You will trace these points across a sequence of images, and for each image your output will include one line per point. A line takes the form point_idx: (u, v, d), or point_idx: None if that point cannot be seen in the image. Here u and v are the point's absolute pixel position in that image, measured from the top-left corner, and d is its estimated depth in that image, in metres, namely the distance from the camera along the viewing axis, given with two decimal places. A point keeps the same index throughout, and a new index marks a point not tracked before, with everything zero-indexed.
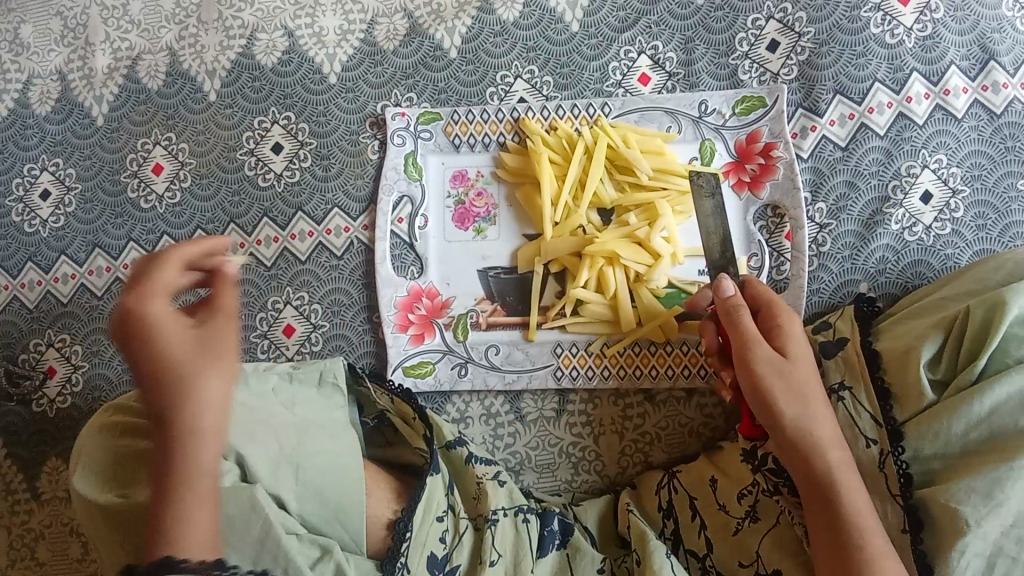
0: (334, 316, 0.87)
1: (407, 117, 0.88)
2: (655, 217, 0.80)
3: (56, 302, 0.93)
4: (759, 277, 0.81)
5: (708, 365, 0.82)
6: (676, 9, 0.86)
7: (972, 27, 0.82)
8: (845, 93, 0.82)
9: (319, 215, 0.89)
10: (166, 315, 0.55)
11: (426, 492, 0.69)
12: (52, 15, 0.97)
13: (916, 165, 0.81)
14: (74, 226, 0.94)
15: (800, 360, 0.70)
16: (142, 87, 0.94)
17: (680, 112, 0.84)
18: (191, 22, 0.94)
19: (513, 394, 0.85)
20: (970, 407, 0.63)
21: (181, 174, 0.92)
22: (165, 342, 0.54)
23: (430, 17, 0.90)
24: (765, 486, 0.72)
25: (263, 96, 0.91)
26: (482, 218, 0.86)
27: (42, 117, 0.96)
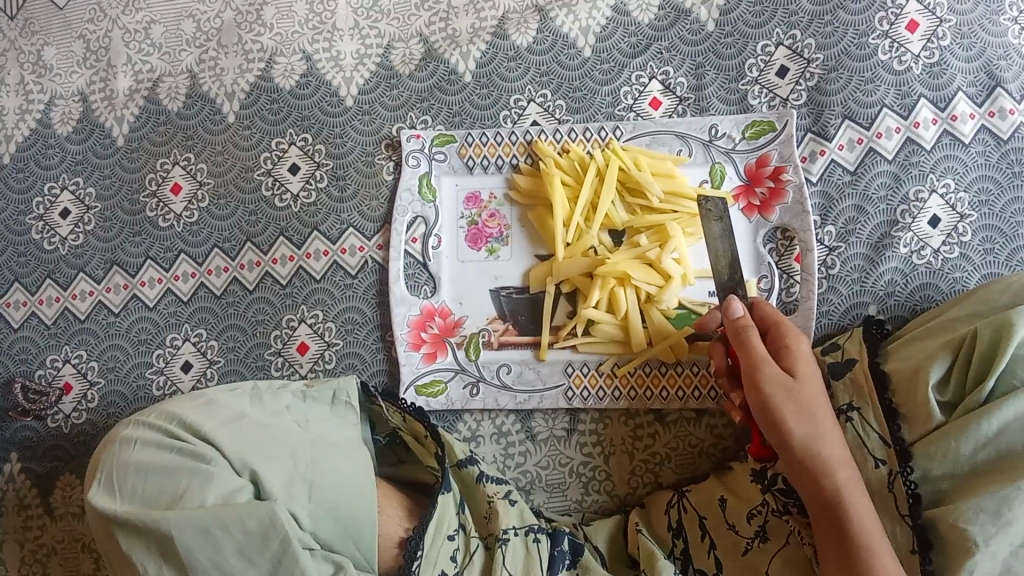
0: (348, 334, 0.88)
1: (422, 139, 0.89)
2: (666, 239, 0.81)
3: (74, 319, 0.94)
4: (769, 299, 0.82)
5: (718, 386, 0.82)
6: (687, 35, 0.87)
7: (979, 55, 0.83)
8: (853, 118, 0.84)
9: (334, 235, 0.90)
10: None
11: (438, 509, 0.70)
12: (74, 38, 0.99)
13: (924, 190, 0.82)
14: (93, 244, 0.95)
15: (809, 381, 0.70)
16: (162, 108, 0.96)
17: (691, 136, 0.85)
18: (210, 46, 0.96)
19: (524, 413, 0.86)
20: (978, 427, 0.64)
21: (199, 194, 0.94)
22: None
23: (445, 42, 0.91)
24: (775, 506, 0.72)
25: (280, 118, 0.93)
26: (494, 239, 0.87)
27: (64, 137, 0.98)
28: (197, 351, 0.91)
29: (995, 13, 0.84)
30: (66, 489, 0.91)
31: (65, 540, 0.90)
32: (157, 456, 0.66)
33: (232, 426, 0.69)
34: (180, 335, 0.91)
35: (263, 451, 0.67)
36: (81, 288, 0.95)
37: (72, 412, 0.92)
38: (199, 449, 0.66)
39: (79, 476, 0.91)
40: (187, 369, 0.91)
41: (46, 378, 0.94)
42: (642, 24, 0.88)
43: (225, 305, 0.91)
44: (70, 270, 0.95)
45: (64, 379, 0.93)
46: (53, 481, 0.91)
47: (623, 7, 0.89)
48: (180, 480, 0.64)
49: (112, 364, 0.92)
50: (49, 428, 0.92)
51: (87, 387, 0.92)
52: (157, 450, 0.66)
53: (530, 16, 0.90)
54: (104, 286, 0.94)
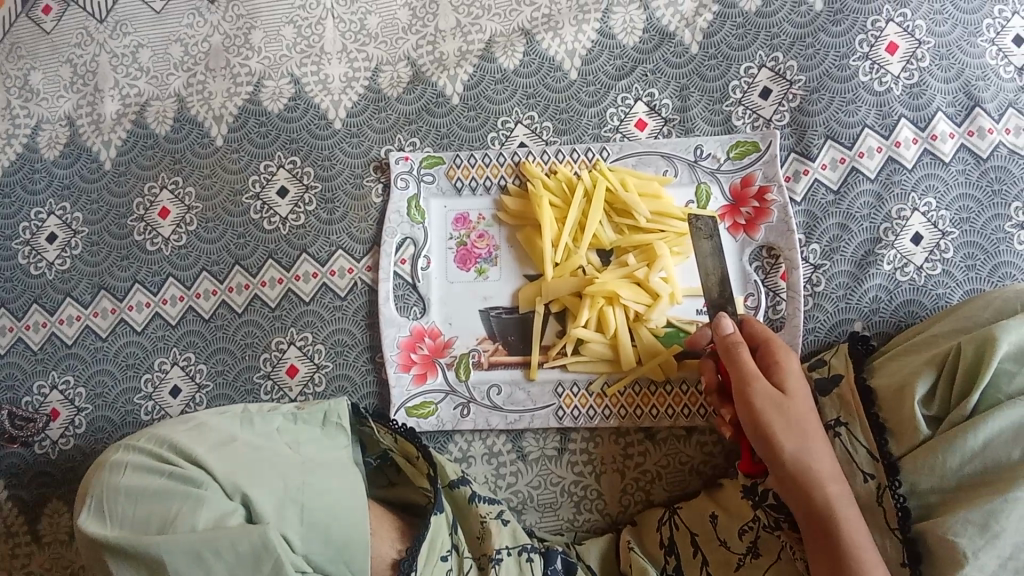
0: (338, 356, 0.88)
1: (410, 161, 0.90)
2: (654, 258, 0.82)
3: (61, 344, 0.94)
4: (756, 316, 0.83)
5: (707, 404, 0.83)
6: (672, 57, 0.88)
7: (957, 75, 0.85)
8: (836, 138, 0.85)
9: (323, 257, 0.90)
10: None
11: (431, 530, 0.70)
12: (62, 62, 0.99)
13: (906, 209, 0.83)
14: (80, 269, 0.95)
15: (799, 396, 0.71)
16: (150, 132, 0.96)
17: (677, 156, 0.86)
18: (199, 70, 0.96)
19: (515, 433, 0.86)
20: (963, 441, 0.65)
21: (187, 217, 0.94)
22: None
23: (433, 65, 0.92)
24: (766, 522, 0.73)
25: (269, 141, 0.93)
26: (484, 259, 0.88)
27: (51, 161, 0.98)
28: (186, 375, 0.90)
29: (972, 35, 0.85)
30: (53, 516, 0.90)
31: (52, 568, 0.89)
32: (148, 480, 0.65)
33: (222, 450, 0.69)
34: (169, 359, 0.91)
35: (253, 474, 0.67)
36: (68, 312, 0.94)
37: (59, 438, 0.91)
38: (190, 472, 0.65)
39: (66, 504, 0.90)
40: (176, 394, 0.90)
41: (33, 404, 0.93)
42: (627, 46, 0.89)
43: (213, 329, 0.91)
44: (57, 295, 0.95)
45: (51, 405, 0.92)
46: (41, 508, 0.90)
47: (608, 30, 0.90)
48: (171, 504, 0.63)
49: (100, 390, 0.92)
50: (36, 455, 0.91)
51: (74, 413, 0.92)
52: (147, 474, 0.66)
53: (517, 39, 0.91)
54: (92, 310, 0.94)
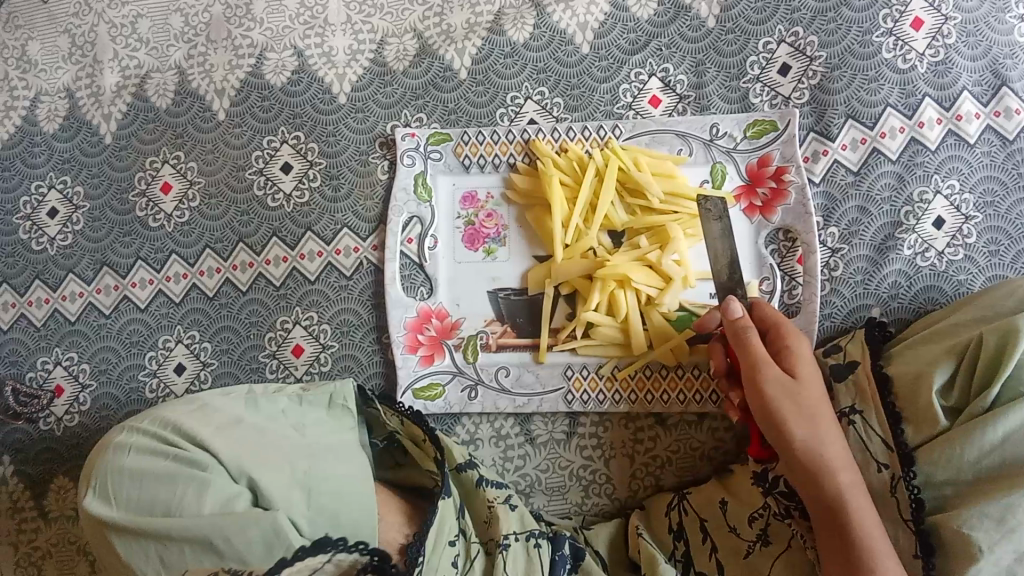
0: (344, 336, 0.87)
1: (417, 137, 0.87)
2: (667, 241, 0.80)
3: (64, 321, 0.92)
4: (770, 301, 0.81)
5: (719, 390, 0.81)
6: (688, 32, 0.86)
7: (984, 53, 0.82)
8: (856, 117, 0.82)
9: (328, 235, 0.88)
10: None
11: (438, 516, 0.68)
12: (59, 33, 0.97)
13: (929, 191, 0.81)
14: (82, 244, 0.93)
15: (810, 381, 0.69)
16: (151, 105, 0.94)
17: (692, 135, 0.84)
18: (199, 41, 0.94)
19: (523, 416, 0.84)
20: (982, 434, 0.62)
21: (189, 192, 0.92)
22: None
23: (440, 38, 0.89)
24: (777, 510, 0.71)
25: (272, 116, 0.91)
26: (492, 239, 0.86)
27: (50, 134, 0.96)
28: (190, 353, 0.89)
29: (1001, 11, 0.82)
30: (59, 492, 0.89)
31: (59, 543, 0.89)
32: (153, 463, 0.64)
33: (227, 433, 0.67)
34: (173, 337, 0.90)
35: (258, 456, 0.66)
36: (70, 289, 0.93)
37: (64, 415, 0.90)
38: (192, 454, 0.64)
39: (73, 480, 0.89)
40: (180, 372, 0.89)
41: (37, 381, 0.92)
42: (641, 20, 0.86)
43: (218, 307, 0.89)
44: (59, 271, 0.93)
45: (55, 381, 0.91)
46: (46, 484, 0.89)
47: (621, 3, 0.87)
48: (174, 489, 0.62)
49: (103, 367, 0.91)
50: (40, 431, 0.90)
51: (79, 390, 0.91)
52: (152, 457, 0.65)
53: (526, 11, 0.88)
54: (94, 287, 0.92)
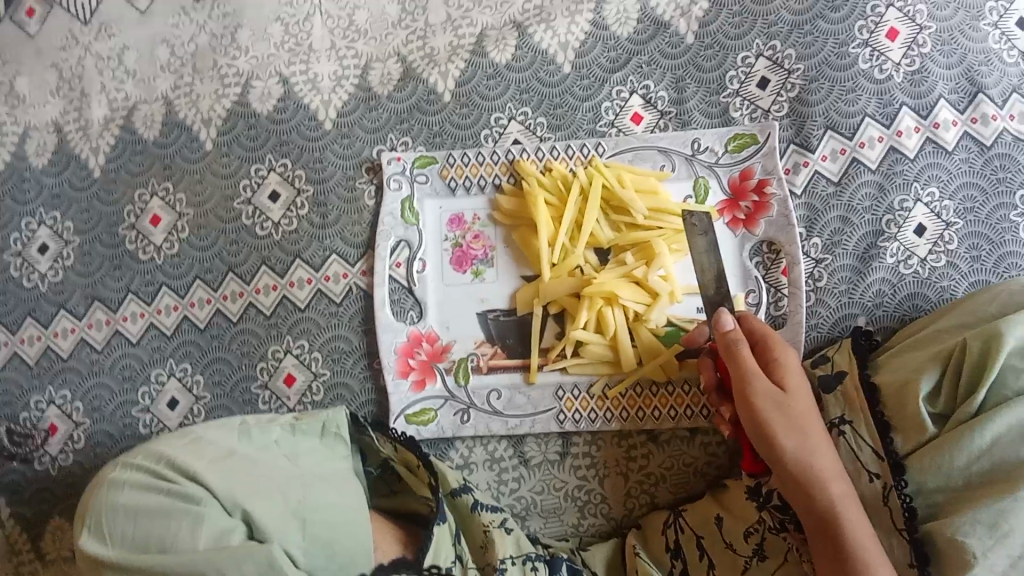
0: (335, 363, 0.87)
1: (403, 161, 0.88)
2: (652, 257, 0.81)
3: (57, 358, 0.93)
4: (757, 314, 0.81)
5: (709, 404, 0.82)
6: (667, 48, 0.86)
7: (959, 61, 0.82)
8: (836, 128, 0.83)
9: (318, 262, 0.89)
10: None
11: (434, 542, 0.70)
12: (48, 67, 0.99)
13: (909, 199, 0.81)
14: (73, 279, 0.94)
15: (798, 393, 0.70)
16: (138, 138, 0.95)
17: (674, 150, 0.85)
18: (186, 72, 0.95)
19: (516, 438, 0.85)
20: (971, 440, 0.63)
21: (179, 224, 0.92)
22: None
23: (423, 61, 0.90)
24: (771, 524, 0.72)
25: (258, 144, 0.92)
26: (480, 260, 0.86)
27: (39, 169, 0.96)
28: (183, 387, 0.89)
29: (974, 18, 0.83)
30: (55, 534, 0.90)
31: None
32: (146, 498, 0.64)
33: (222, 465, 0.68)
34: (166, 370, 0.90)
35: (253, 489, 0.66)
36: (62, 325, 0.93)
37: (58, 454, 0.91)
38: (187, 488, 0.64)
39: (67, 521, 0.89)
40: (174, 406, 0.89)
41: (30, 421, 0.92)
42: (621, 37, 0.87)
43: (209, 338, 0.90)
44: (51, 306, 0.94)
45: (48, 420, 0.92)
46: (42, 526, 0.90)
47: (600, 20, 0.88)
48: (170, 524, 0.63)
49: (96, 404, 0.91)
50: (36, 471, 0.91)
51: (73, 428, 0.91)
52: (145, 492, 0.65)
53: (508, 32, 0.89)
54: (86, 322, 0.93)
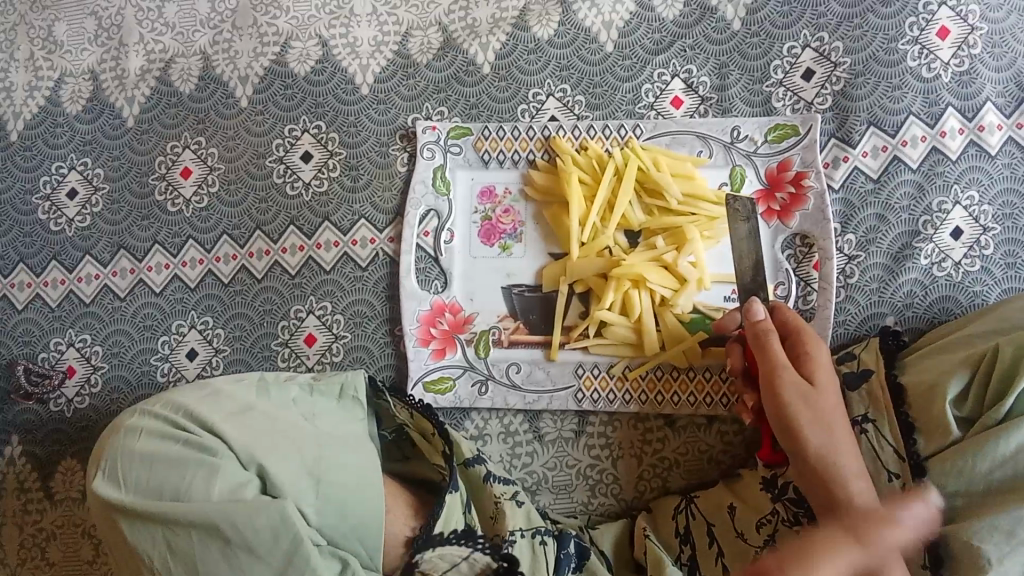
0: (357, 326, 0.87)
1: (438, 131, 0.88)
2: (683, 242, 0.79)
3: (79, 302, 0.93)
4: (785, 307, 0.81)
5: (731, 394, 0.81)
6: (712, 33, 0.85)
7: (1009, 65, 0.81)
8: (879, 125, 0.82)
9: (345, 225, 0.88)
10: None
11: (446, 508, 0.69)
12: (86, 15, 0.98)
13: (948, 201, 0.80)
14: (100, 226, 0.94)
15: (827, 389, 0.69)
16: (174, 90, 0.94)
17: (712, 137, 0.84)
18: (225, 28, 0.94)
19: (532, 413, 0.85)
20: (994, 446, 0.61)
21: (209, 178, 0.92)
22: None
23: (464, 32, 0.90)
24: (785, 516, 0.71)
25: (295, 104, 0.91)
26: (508, 235, 0.86)
27: (73, 116, 0.96)
28: (203, 339, 0.89)
29: None
30: (67, 474, 0.89)
31: (64, 526, 0.89)
32: (162, 446, 0.64)
33: (239, 419, 0.67)
34: (186, 322, 0.90)
35: (268, 442, 0.65)
36: (86, 271, 0.93)
37: (75, 397, 0.91)
38: (203, 439, 0.64)
39: (80, 462, 0.89)
40: (192, 357, 0.89)
41: (49, 361, 0.92)
42: (667, 20, 0.86)
43: (232, 293, 0.89)
44: (76, 252, 0.94)
45: (67, 362, 0.92)
46: (55, 465, 0.90)
47: (647, 2, 0.87)
48: (184, 473, 0.62)
49: (116, 349, 0.91)
50: (50, 412, 0.91)
51: (90, 371, 0.91)
52: (161, 440, 0.64)
53: (552, 8, 0.88)
54: (110, 269, 0.93)
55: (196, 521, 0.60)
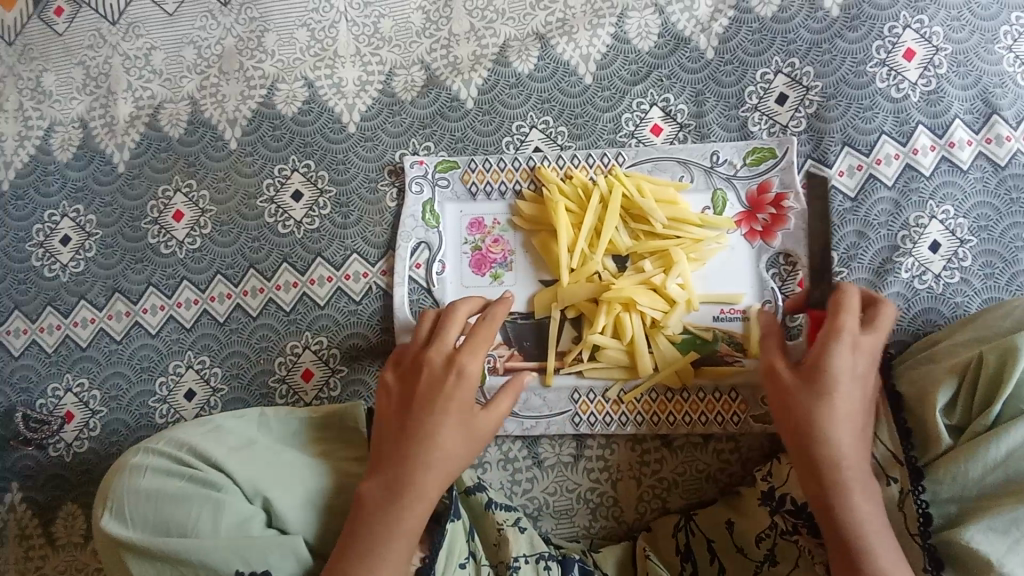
0: (353, 360, 0.87)
1: (425, 165, 0.89)
2: (671, 264, 0.81)
3: (75, 347, 0.93)
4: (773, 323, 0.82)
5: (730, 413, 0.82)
6: (687, 63, 0.88)
7: (975, 82, 0.85)
8: (853, 145, 0.85)
9: (338, 261, 0.90)
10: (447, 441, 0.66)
11: (449, 538, 0.69)
12: (75, 65, 1.00)
13: (924, 216, 0.83)
14: (94, 271, 0.95)
15: (837, 383, 0.62)
16: (163, 135, 0.96)
17: (693, 162, 0.86)
18: (212, 73, 0.97)
19: (530, 439, 0.86)
20: (986, 451, 0.63)
21: (201, 220, 0.93)
22: (440, 441, 0.66)
23: (447, 69, 0.92)
24: (784, 528, 0.73)
25: (283, 145, 0.93)
26: (499, 264, 0.87)
27: (64, 163, 0.98)
28: (200, 379, 0.90)
29: (990, 42, 0.85)
30: (67, 519, 0.89)
31: (66, 571, 0.88)
32: (168, 484, 0.65)
33: (243, 453, 0.68)
34: (183, 363, 0.90)
35: (275, 478, 0.67)
36: (82, 315, 0.94)
37: (73, 442, 0.91)
38: (209, 475, 0.65)
39: (81, 507, 0.89)
40: (190, 398, 0.90)
41: (47, 407, 0.93)
42: (643, 51, 0.89)
43: (228, 332, 0.90)
44: (70, 297, 0.95)
45: (65, 408, 0.92)
46: (55, 511, 0.90)
47: (624, 35, 0.90)
48: (190, 509, 0.63)
49: (114, 393, 0.91)
50: (49, 457, 0.91)
51: (89, 415, 0.91)
52: (168, 477, 0.65)
53: (531, 44, 0.91)
54: (106, 313, 0.93)
55: (203, 559, 0.61)
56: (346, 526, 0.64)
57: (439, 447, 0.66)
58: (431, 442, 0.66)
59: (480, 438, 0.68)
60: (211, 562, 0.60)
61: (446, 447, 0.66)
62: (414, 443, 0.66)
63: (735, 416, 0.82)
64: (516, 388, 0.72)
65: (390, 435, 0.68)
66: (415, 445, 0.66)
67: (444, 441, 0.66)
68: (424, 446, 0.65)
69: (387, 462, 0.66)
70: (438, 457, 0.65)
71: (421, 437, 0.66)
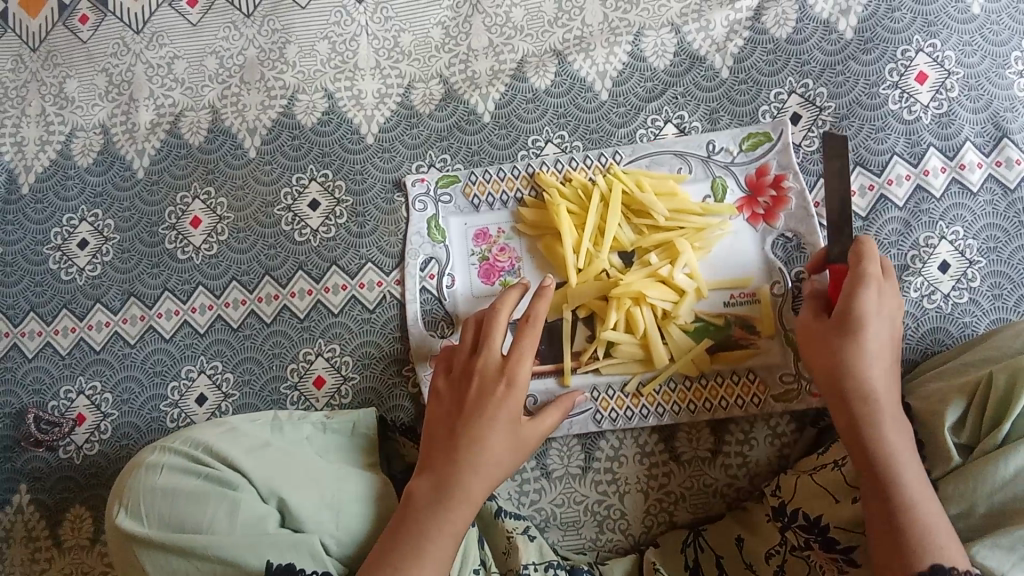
0: (365, 368, 0.88)
1: (426, 182, 0.91)
2: (676, 255, 0.82)
3: (89, 349, 0.94)
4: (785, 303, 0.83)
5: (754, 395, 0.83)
6: (702, 82, 0.90)
7: (986, 106, 0.86)
8: (865, 165, 0.86)
9: (353, 269, 0.91)
10: (496, 443, 0.69)
11: (463, 544, 0.71)
12: (98, 71, 1.02)
13: (934, 237, 0.84)
14: (110, 275, 0.96)
15: (867, 329, 0.68)
16: (183, 142, 0.97)
17: (690, 154, 0.87)
18: (233, 82, 0.98)
19: (540, 450, 0.86)
20: (996, 468, 0.62)
21: (218, 227, 0.94)
22: (490, 446, 0.69)
23: (465, 83, 0.94)
24: (794, 543, 0.72)
25: (302, 154, 0.94)
26: (507, 272, 0.88)
27: (84, 168, 0.99)
28: (212, 384, 0.91)
29: (1001, 66, 0.86)
30: (75, 521, 0.90)
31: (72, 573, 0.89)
32: (184, 482, 0.66)
33: (258, 454, 0.69)
34: (196, 367, 0.91)
35: (289, 477, 0.67)
36: (97, 319, 0.95)
37: (84, 444, 0.91)
38: (224, 474, 0.66)
39: (89, 509, 0.90)
40: (202, 403, 0.90)
41: (59, 409, 0.93)
42: (658, 69, 0.91)
43: (242, 338, 0.91)
44: (86, 300, 0.96)
45: (77, 410, 0.93)
46: (63, 513, 0.90)
47: (640, 53, 0.91)
48: (206, 507, 0.64)
49: (126, 396, 0.92)
50: (60, 459, 0.91)
51: (100, 419, 0.92)
52: (185, 475, 0.66)
53: (548, 60, 0.93)
54: (121, 316, 0.94)
55: (220, 554, 0.61)
56: (396, 517, 0.67)
57: (488, 451, 0.69)
58: (482, 444, 0.69)
59: (526, 445, 0.72)
60: (228, 559, 0.61)
61: (495, 450, 0.69)
62: (466, 443, 0.69)
63: (754, 399, 0.83)
64: (565, 407, 0.76)
65: (445, 432, 0.71)
66: (466, 445, 0.69)
67: (491, 444, 0.69)
68: (476, 446, 0.69)
69: (435, 463, 0.70)
70: (485, 460, 0.68)
71: (473, 438, 0.69)
